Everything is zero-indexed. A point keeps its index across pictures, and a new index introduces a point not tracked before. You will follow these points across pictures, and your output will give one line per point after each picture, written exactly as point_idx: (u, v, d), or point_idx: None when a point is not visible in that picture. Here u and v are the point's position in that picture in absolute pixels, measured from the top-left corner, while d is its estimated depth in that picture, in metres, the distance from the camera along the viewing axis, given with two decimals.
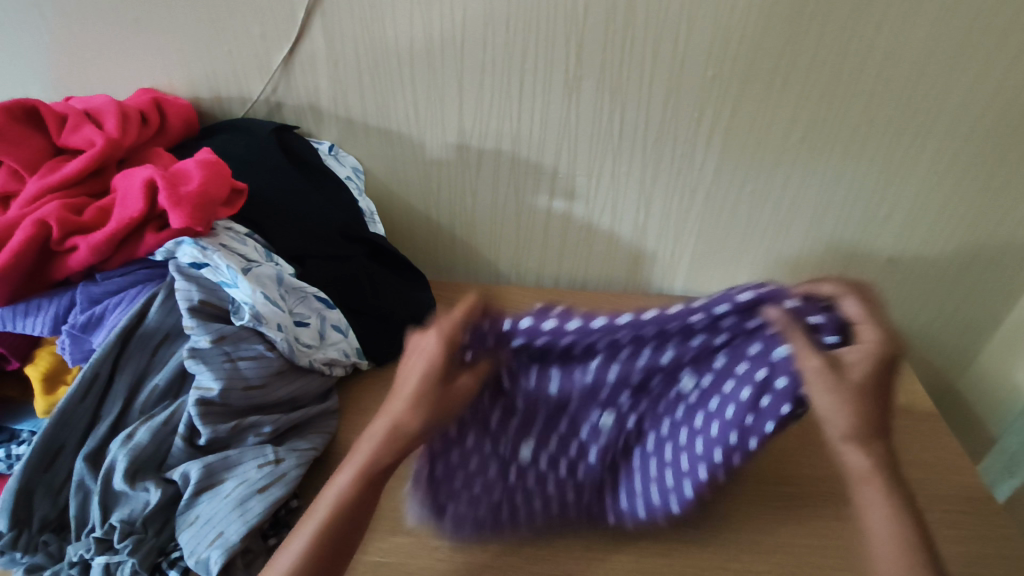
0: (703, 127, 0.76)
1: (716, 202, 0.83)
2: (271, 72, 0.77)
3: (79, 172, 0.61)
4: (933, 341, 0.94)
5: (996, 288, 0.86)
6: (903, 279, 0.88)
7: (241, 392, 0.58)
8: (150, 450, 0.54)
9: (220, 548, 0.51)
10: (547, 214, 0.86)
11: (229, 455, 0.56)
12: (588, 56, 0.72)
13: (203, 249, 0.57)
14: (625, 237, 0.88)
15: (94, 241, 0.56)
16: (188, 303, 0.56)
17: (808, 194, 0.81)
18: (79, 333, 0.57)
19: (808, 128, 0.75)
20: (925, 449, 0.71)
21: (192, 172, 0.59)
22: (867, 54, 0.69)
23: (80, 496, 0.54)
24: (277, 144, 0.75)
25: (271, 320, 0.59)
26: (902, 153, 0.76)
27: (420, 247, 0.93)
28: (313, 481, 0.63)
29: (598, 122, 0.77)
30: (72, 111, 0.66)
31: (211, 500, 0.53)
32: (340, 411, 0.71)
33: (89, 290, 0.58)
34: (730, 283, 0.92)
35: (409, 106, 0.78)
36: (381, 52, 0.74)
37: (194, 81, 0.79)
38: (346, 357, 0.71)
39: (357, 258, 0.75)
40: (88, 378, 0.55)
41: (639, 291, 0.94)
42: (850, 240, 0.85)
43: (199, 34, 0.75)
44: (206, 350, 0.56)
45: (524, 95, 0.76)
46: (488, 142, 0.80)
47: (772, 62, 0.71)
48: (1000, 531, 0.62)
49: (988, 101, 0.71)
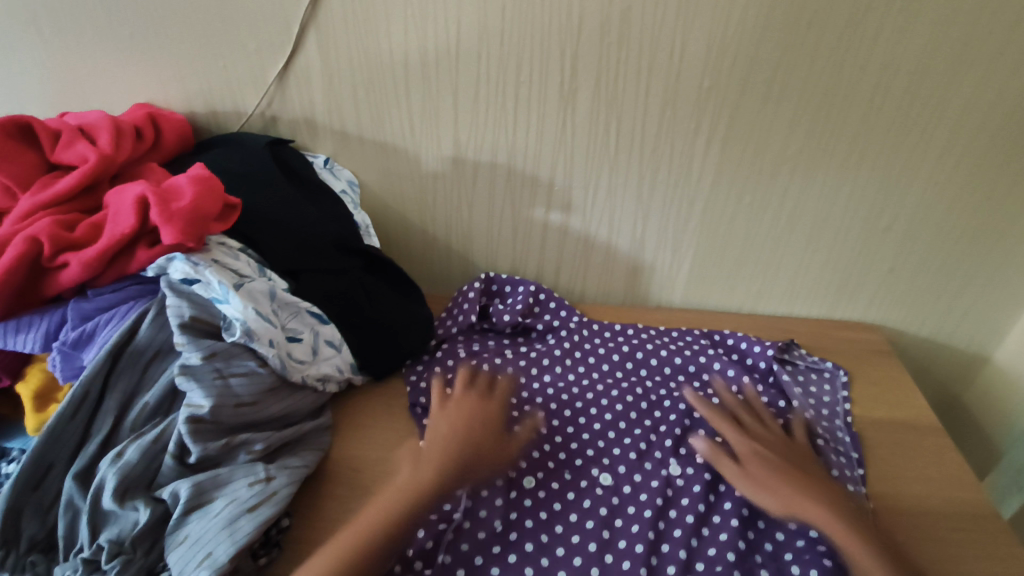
0: (700, 139, 0.76)
1: (714, 214, 0.82)
2: (267, 86, 0.77)
3: (71, 189, 0.61)
4: (935, 355, 0.92)
5: (997, 300, 0.85)
6: (902, 291, 0.87)
7: (233, 409, 0.57)
8: (140, 469, 0.54)
9: (209, 568, 0.50)
10: (544, 226, 0.86)
11: (220, 473, 0.55)
12: (583, 68, 0.72)
13: (193, 265, 0.56)
14: (623, 249, 0.87)
15: (85, 257, 0.55)
16: (179, 319, 0.55)
17: (806, 205, 0.80)
18: (70, 351, 0.57)
19: (805, 141, 0.75)
20: (926, 465, 0.69)
21: (185, 188, 0.59)
22: (863, 67, 0.69)
23: (69, 515, 0.53)
24: (271, 159, 0.75)
25: (263, 336, 0.59)
26: (900, 162, 0.75)
27: (416, 260, 0.92)
28: (304, 499, 0.63)
29: (594, 134, 0.77)
30: (66, 128, 0.66)
31: (200, 519, 0.52)
32: (333, 427, 0.71)
33: (81, 307, 0.57)
34: (729, 295, 0.91)
35: (405, 119, 0.78)
36: (375, 66, 0.74)
37: (190, 96, 0.79)
38: (340, 372, 0.70)
39: (352, 270, 0.74)
40: (78, 396, 0.54)
41: (637, 303, 0.93)
42: (849, 252, 0.84)
43: (194, 50, 0.75)
44: (197, 366, 0.55)
45: (519, 107, 0.76)
46: (484, 155, 0.80)
47: (769, 73, 0.70)
48: (1003, 549, 0.61)
49: (984, 110, 0.71)
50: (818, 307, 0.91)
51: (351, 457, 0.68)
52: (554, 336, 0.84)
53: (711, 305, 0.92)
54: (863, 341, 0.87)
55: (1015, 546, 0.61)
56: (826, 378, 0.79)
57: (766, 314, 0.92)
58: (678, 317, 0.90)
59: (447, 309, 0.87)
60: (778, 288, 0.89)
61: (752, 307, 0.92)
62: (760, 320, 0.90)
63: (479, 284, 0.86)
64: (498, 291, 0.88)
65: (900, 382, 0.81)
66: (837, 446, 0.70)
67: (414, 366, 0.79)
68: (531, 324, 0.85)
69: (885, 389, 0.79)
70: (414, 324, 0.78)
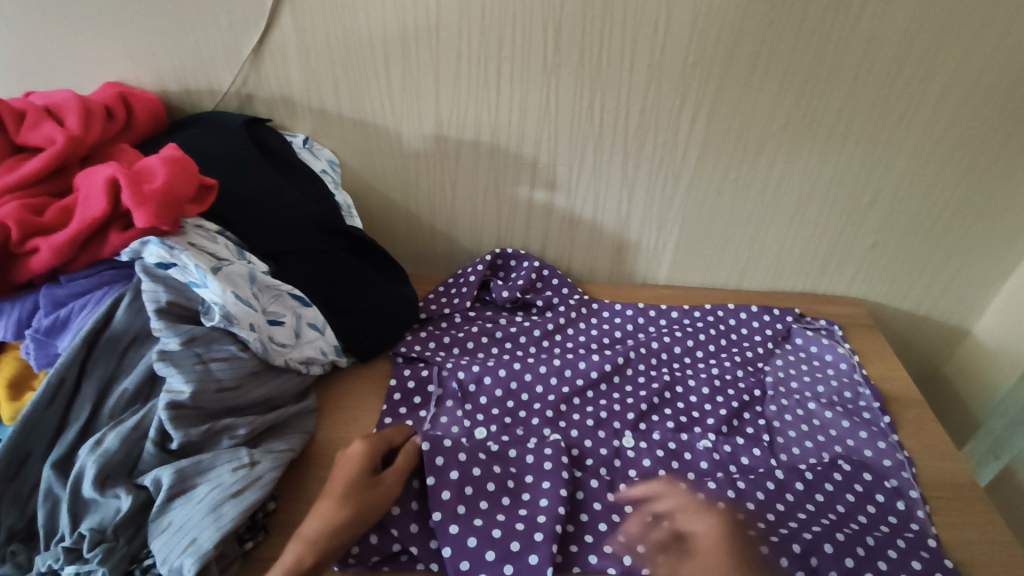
0: (685, 114, 0.75)
1: (699, 190, 0.81)
2: (241, 63, 0.75)
3: (39, 172, 0.59)
4: (916, 328, 0.93)
5: (977, 273, 0.86)
6: (884, 265, 0.87)
7: (214, 394, 0.56)
8: (120, 456, 0.53)
9: (194, 555, 0.49)
10: (529, 205, 0.85)
11: (203, 459, 0.54)
12: (566, 43, 0.70)
13: (169, 249, 0.55)
14: (608, 227, 0.86)
15: (56, 242, 0.54)
16: (155, 305, 0.54)
17: (789, 181, 0.80)
18: (43, 338, 0.56)
19: (789, 116, 0.74)
20: (907, 436, 0.70)
21: (156, 169, 0.57)
22: (849, 38, 0.68)
23: (49, 504, 0.52)
24: (247, 138, 0.73)
25: (243, 320, 0.58)
26: (884, 137, 0.75)
27: (400, 239, 0.91)
28: (291, 482, 0.62)
29: (578, 110, 0.76)
30: (31, 107, 0.64)
31: (184, 505, 0.52)
32: (317, 410, 0.70)
33: (53, 293, 0.56)
34: (715, 271, 0.91)
35: (385, 97, 0.77)
36: (353, 42, 0.72)
37: (162, 73, 0.77)
38: (324, 355, 0.70)
39: (333, 251, 0.73)
40: (53, 383, 0.53)
41: (623, 281, 0.93)
42: (833, 227, 0.84)
43: (164, 25, 0.73)
44: (176, 352, 0.54)
45: (503, 84, 0.74)
46: (467, 135, 0.79)
47: (754, 46, 0.69)
48: (982, 516, 0.62)
49: (967, 84, 0.70)
50: (802, 282, 0.91)
51: (337, 440, 0.67)
52: (551, 314, 0.84)
53: (696, 281, 0.92)
54: (847, 316, 0.88)
55: (993, 513, 0.62)
56: (825, 349, 0.80)
57: (751, 290, 0.93)
58: (663, 295, 0.90)
59: (444, 284, 0.88)
60: (762, 264, 0.89)
61: (737, 283, 0.92)
62: (745, 297, 0.91)
63: (487, 257, 0.86)
64: (503, 265, 0.88)
65: (883, 355, 0.81)
66: (866, 416, 0.72)
67: (410, 340, 0.79)
68: (531, 300, 0.85)
69: (868, 362, 0.80)
70: (398, 306, 0.78)
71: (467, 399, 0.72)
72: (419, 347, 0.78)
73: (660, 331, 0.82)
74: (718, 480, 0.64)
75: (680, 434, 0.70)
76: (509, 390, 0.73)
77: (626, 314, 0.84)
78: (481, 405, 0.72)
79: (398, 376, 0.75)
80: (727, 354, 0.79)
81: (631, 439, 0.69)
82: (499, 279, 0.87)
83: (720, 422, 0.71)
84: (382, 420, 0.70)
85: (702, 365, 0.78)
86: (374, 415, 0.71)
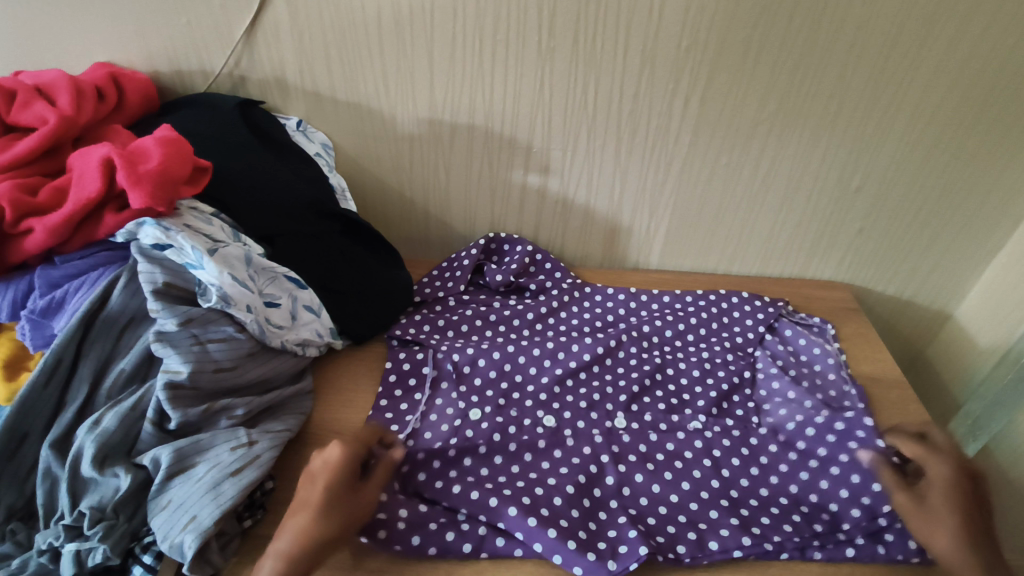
0: (679, 99, 0.75)
1: (690, 176, 0.82)
2: (233, 44, 0.74)
3: (31, 152, 0.58)
4: (900, 312, 0.95)
5: (959, 258, 0.88)
6: (869, 250, 0.89)
7: (212, 374, 0.57)
8: (118, 435, 0.53)
9: (194, 532, 0.50)
10: (522, 190, 0.85)
11: (201, 439, 0.55)
12: (561, 27, 0.71)
13: (165, 230, 0.55)
14: (601, 211, 0.87)
15: (51, 222, 0.53)
16: (152, 285, 0.54)
17: (779, 167, 0.81)
18: (39, 319, 0.56)
19: (780, 102, 0.75)
20: (892, 416, 0.72)
21: (151, 150, 0.57)
22: (840, 24, 0.69)
23: (48, 483, 0.53)
24: (240, 119, 0.72)
25: (240, 302, 0.58)
26: (872, 124, 0.77)
27: (393, 223, 0.91)
28: (288, 462, 0.63)
29: (572, 95, 0.76)
30: (21, 86, 0.63)
31: (183, 484, 0.52)
32: (313, 392, 0.71)
33: (48, 275, 0.56)
34: (706, 255, 0.92)
35: (379, 79, 0.76)
36: (346, 24, 0.72)
37: (152, 52, 0.76)
38: (319, 337, 0.70)
39: (328, 234, 0.73)
40: (50, 364, 0.53)
41: (615, 266, 0.94)
42: (820, 213, 0.85)
43: (155, 4, 0.72)
44: (173, 332, 0.55)
45: (497, 67, 0.74)
46: (461, 119, 0.79)
47: (746, 32, 0.70)
48: None
49: (953, 72, 0.72)
50: (790, 268, 0.93)
51: (332, 421, 0.68)
52: (545, 296, 0.85)
53: (687, 266, 0.94)
54: (833, 300, 0.89)
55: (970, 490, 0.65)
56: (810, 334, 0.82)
57: (740, 274, 0.94)
58: (654, 280, 0.91)
59: (438, 266, 0.88)
60: (752, 248, 0.90)
61: (727, 268, 0.93)
62: (734, 281, 0.92)
63: (481, 242, 0.86)
64: (496, 249, 0.89)
65: (868, 339, 0.83)
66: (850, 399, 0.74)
67: (408, 320, 0.80)
68: (524, 283, 0.86)
69: (854, 347, 0.82)
70: (392, 290, 0.79)
71: (462, 380, 0.73)
72: (414, 330, 0.79)
73: (651, 315, 0.83)
74: (704, 469, 0.65)
75: (671, 415, 0.71)
76: (502, 371, 0.74)
77: (618, 299, 0.85)
78: (474, 388, 0.73)
79: (392, 359, 0.75)
80: (718, 339, 0.81)
81: (623, 420, 0.70)
82: (492, 263, 0.88)
83: (710, 405, 0.72)
84: (377, 402, 0.71)
85: (692, 349, 0.80)
86: (368, 397, 0.72)
